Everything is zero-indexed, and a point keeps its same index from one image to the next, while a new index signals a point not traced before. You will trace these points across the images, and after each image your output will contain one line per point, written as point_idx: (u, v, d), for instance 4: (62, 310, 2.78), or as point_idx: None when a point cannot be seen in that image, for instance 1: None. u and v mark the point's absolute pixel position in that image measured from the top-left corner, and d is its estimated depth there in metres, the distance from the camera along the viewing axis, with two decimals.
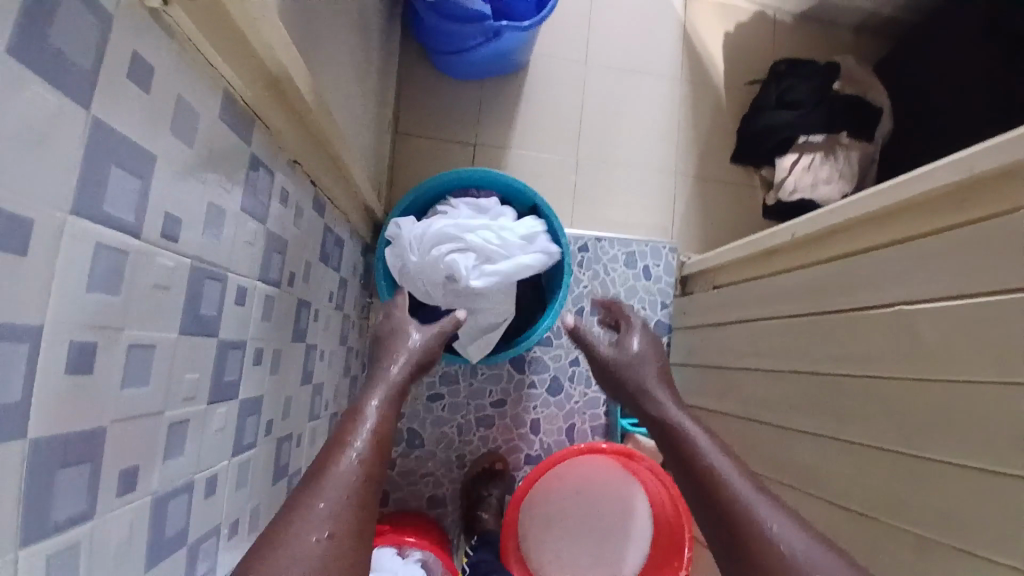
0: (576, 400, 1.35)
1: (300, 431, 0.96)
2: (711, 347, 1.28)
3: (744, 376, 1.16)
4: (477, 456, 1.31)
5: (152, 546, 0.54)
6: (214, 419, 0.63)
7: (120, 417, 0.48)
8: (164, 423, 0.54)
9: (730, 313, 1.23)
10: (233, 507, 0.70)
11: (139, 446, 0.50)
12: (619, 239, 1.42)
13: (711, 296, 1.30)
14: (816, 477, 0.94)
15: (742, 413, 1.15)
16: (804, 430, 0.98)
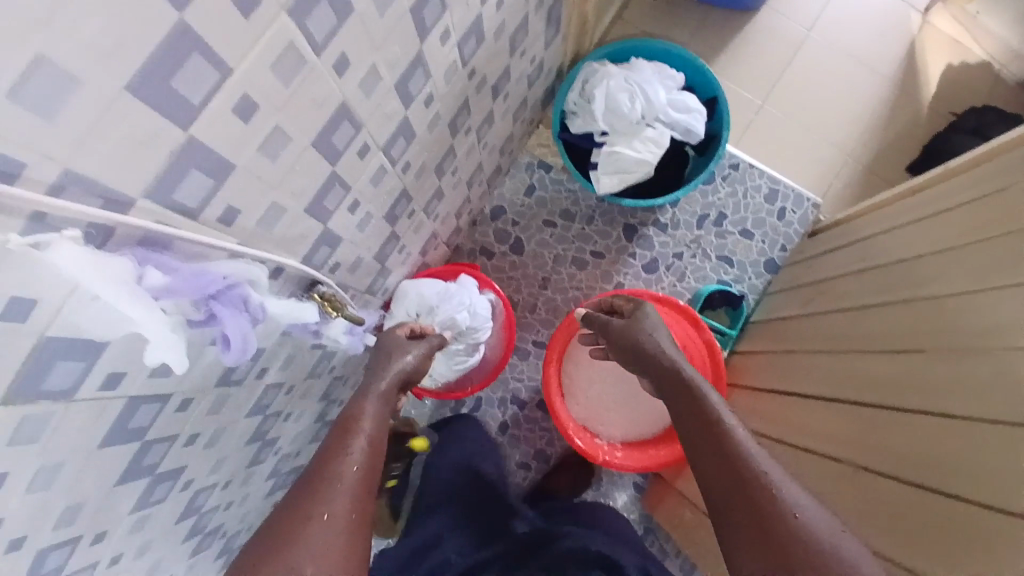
0: (663, 286, 1.49)
1: (439, 193, 1.11)
2: (809, 272, 1.36)
3: (829, 291, 1.25)
4: (559, 286, 1.49)
5: (311, 206, 0.68)
6: (379, 144, 0.75)
7: (309, 109, 0.56)
8: (338, 119, 0.62)
9: (842, 250, 1.28)
10: (365, 206, 0.83)
11: (325, 127, 0.61)
12: (769, 175, 1.54)
13: (834, 233, 1.37)
14: (861, 389, 0.99)
15: (811, 320, 1.25)
16: (859, 346, 1.05)
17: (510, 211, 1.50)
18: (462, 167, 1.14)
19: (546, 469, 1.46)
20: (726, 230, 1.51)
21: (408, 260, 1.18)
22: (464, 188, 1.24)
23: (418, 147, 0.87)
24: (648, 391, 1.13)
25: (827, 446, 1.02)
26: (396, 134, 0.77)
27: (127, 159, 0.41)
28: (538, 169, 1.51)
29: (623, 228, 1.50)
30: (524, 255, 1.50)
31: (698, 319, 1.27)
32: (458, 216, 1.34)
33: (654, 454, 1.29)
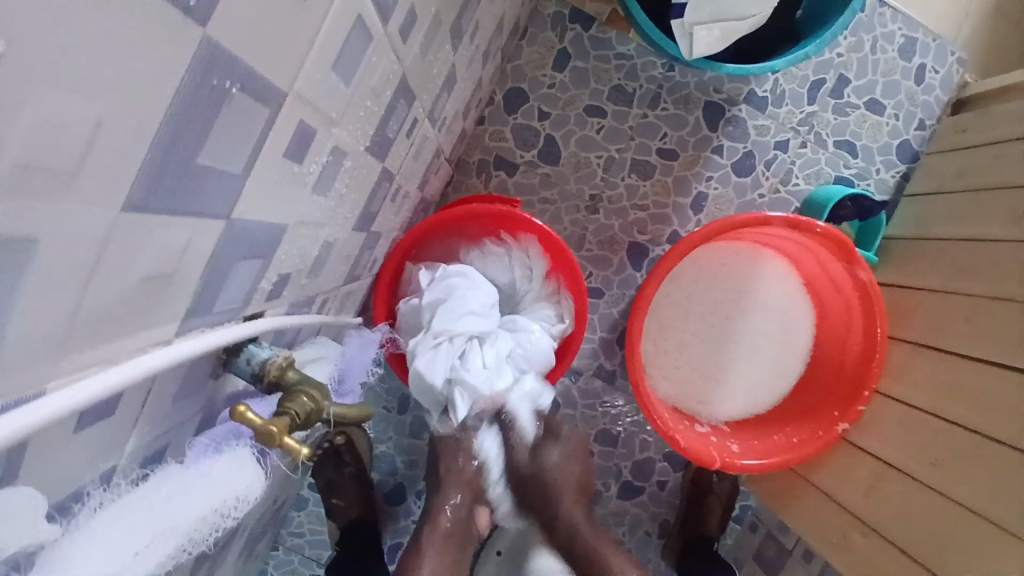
0: (760, 194, 1.01)
1: (446, 111, 0.66)
2: (960, 174, 0.89)
3: (955, 197, 0.89)
4: (615, 205, 1.01)
5: (148, 418, 0.28)
6: (287, 26, 0.22)
7: (151, 8, 0.16)
8: (232, 84, 0.21)
9: (992, 146, 0.85)
10: (284, 195, 0.31)
11: (212, 96, 0.20)
12: (907, 14, 0.99)
13: (970, 119, 0.93)
14: (962, 406, 0.72)
15: (966, 197, 0.86)
16: (987, 298, 0.75)
17: (532, 98, 0.98)
18: (484, 26, 0.62)
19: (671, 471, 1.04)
20: (847, 101, 1.00)
21: (378, 248, 0.68)
22: (444, 103, 0.62)
23: (439, 19, 0.43)
24: (761, 465, 0.85)
25: (920, 398, 0.79)
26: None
27: None
28: (572, 28, 0.97)
29: (705, 108, 0.99)
30: (560, 165, 1.00)
31: (851, 250, 0.83)
32: (465, 115, 0.83)
33: (789, 445, 0.88)
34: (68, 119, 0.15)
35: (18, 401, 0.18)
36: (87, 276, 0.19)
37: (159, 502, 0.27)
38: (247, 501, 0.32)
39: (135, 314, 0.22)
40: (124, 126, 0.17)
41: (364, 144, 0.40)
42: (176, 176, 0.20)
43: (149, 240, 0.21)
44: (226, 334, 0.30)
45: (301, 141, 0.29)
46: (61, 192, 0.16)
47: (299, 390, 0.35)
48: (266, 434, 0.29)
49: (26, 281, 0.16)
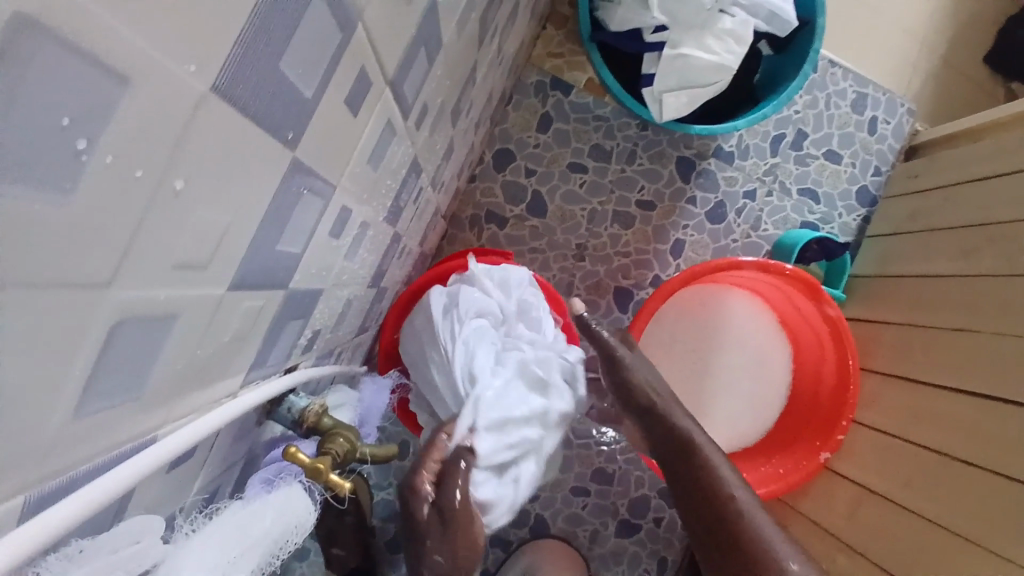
0: (734, 238, 1.09)
1: (443, 176, 0.72)
2: (913, 216, 0.98)
3: (910, 238, 0.97)
4: (601, 252, 1.07)
5: (214, 459, 0.33)
6: (339, 139, 0.28)
7: (274, 149, 0.22)
8: (304, 188, 0.27)
9: (940, 190, 0.94)
10: (322, 265, 0.36)
11: (291, 199, 0.26)
12: (855, 73, 1.10)
13: (919, 165, 1.02)
14: (929, 430, 0.78)
15: (921, 236, 0.94)
16: (946, 327, 0.81)
17: (519, 157, 1.06)
18: (477, 100, 0.70)
19: None
20: (806, 152, 1.10)
21: (384, 301, 0.73)
22: (443, 169, 0.69)
23: (443, 103, 0.50)
24: (750, 497, 0.89)
25: (892, 424, 0.85)
26: (412, 50, 0.33)
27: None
28: (553, 93, 1.06)
29: (677, 162, 1.08)
30: (547, 218, 1.07)
31: (818, 288, 0.90)
32: (458, 176, 0.90)
33: (775, 475, 0.93)
34: (213, 227, 0.20)
35: (144, 440, 0.23)
36: (198, 341, 0.23)
37: (232, 530, 0.30)
38: (303, 529, 0.36)
39: (222, 366, 0.28)
40: (240, 229, 0.22)
41: (381, 215, 0.46)
42: (259, 259, 0.25)
43: (237, 308, 0.26)
44: (270, 387, 0.35)
45: (342, 220, 0.36)
46: (208, 276, 0.21)
47: (335, 433, 0.40)
48: (315, 471, 0.35)
49: (167, 345, 0.21)
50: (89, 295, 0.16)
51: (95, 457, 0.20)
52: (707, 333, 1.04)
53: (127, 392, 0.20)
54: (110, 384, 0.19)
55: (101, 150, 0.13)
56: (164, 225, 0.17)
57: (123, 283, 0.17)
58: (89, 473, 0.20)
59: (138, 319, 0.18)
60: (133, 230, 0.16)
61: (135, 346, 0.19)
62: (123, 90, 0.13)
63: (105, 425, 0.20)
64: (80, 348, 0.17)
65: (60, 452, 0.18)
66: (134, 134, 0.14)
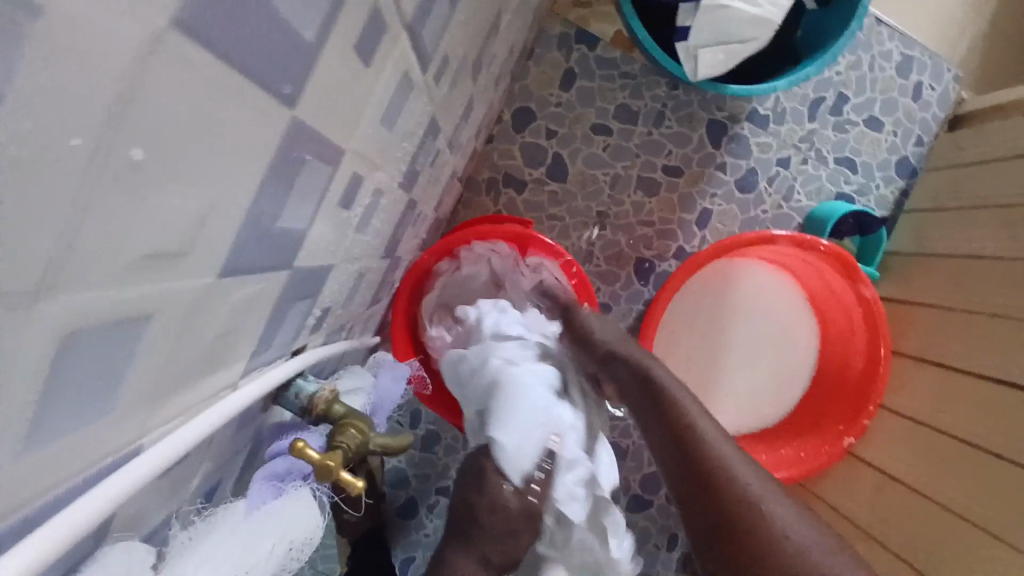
0: (764, 209, 1.03)
1: (461, 136, 0.67)
2: (958, 190, 0.91)
3: (953, 215, 0.91)
4: (623, 221, 1.02)
5: (214, 454, 0.30)
6: (347, 96, 0.23)
7: (265, 105, 0.17)
8: (305, 156, 0.22)
9: (990, 164, 0.87)
10: (327, 241, 0.32)
11: (290, 168, 0.21)
12: (904, 33, 1.01)
13: (967, 135, 0.95)
14: (963, 419, 0.74)
15: (967, 211, 0.87)
16: (987, 311, 0.77)
17: (540, 116, 1.00)
18: (499, 53, 0.64)
19: None
20: (847, 118, 1.02)
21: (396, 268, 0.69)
22: (460, 130, 0.64)
23: (464, 55, 0.44)
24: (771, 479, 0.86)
25: (924, 411, 0.81)
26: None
27: None
28: (578, 47, 0.98)
29: (708, 126, 1.01)
30: (567, 183, 1.01)
31: (855, 266, 0.84)
32: (476, 135, 0.84)
33: (796, 458, 0.90)
34: (193, 207, 0.16)
35: (121, 455, 0.20)
36: (181, 340, 0.20)
37: (233, 546, 0.27)
38: (313, 538, 0.33)
39: (215, 361, 0.24)
40: (229, 210, 0.18)
41: (394, 181, 0.41)
42: (255, 238, 0.21)
43: (229, 297, 0.22)
44: (275, 375, 0.31)
45: (351, 189, 0.31)
46: (190, 264, 0.17)
47: (346, 423, 0.37)
48: (326, 471, 0.32)
49: (140, 350, 0.17)
50: (18, 306, 0.12)
51: (55, 486, 0.17)
52: (731, 309, 1.00)
53: (92, 409, 0.16)
54: (67, 406, 0.15)
55: (6, 111, 0.09)
56: (120, 207, 0.13)
57: (67, 285, 0.13)
58: (48, 504, 0.17)
59: (92, 326, 0.14)
60: (73, 218, 0.12)
61: (95, 357, 0.15)
62: (30, 19, 0.09)
63: (64, 449, 0.16)
64: (19, 370, 0.13)
65: (7, 489, 0.15)
66: (61, 90, 0.10)
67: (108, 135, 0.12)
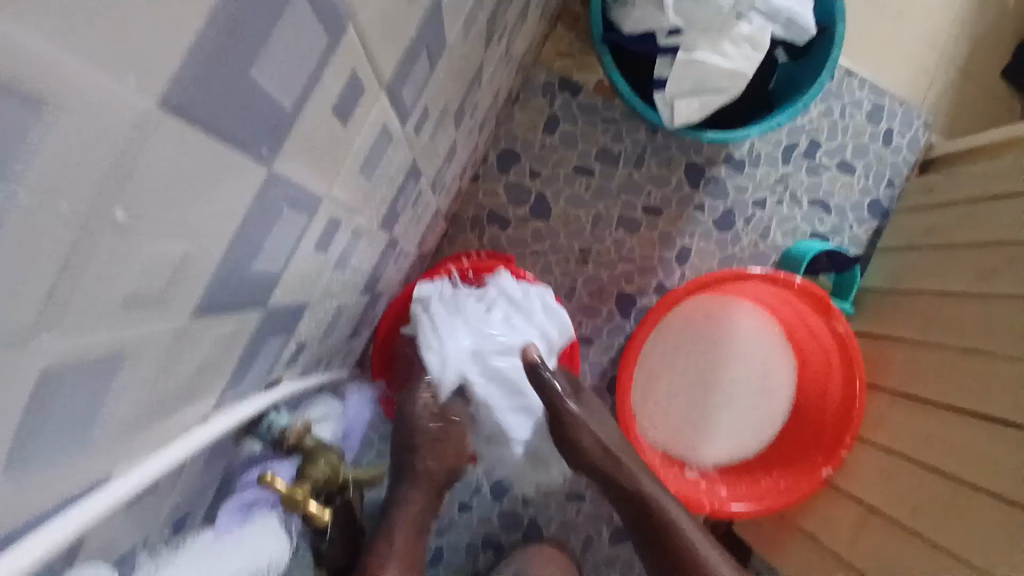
0: (742, 248, 1.06)
1: (446, 178, 0.70)
2: (928, 231, 0.95)
3: (923, 255, 0.94)
4: (604, 258, 1.05)
5: (188, 484, 0.31)
6: (325, 152, 0.26)
7: (243, 167, 0.19)
8: (282, 207, 0.24)
9: (956, 208, 0.91)
10: (307, 282, 0.34)
11: (266, 218, 0.23)
12: (872, 83, 1.07)
13: (935, 179, 1.00)
14: (937, 455, 0.76)
15: (936, 252, 0.91)
16: (958, 349, 0.79)
17: (524, 157, 1.03)
18: (482, 101, 0.67)
19: None
20: (819, 161, 1.07)
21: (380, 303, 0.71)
22: (445, 172, 0.66)
23: (446, 105, 0.47)
24: (751, 514, 0.87)
25: (899, 446, 0.83)
26: (411, 54, 0.31)
27: None
28: (562, 92, 1.03)
29: (687, 168, 1.05)
30: (551, 221, 1.04)
31: (829, 303, 0.87)
32: (461, 175, 0.87)
33: (775, 492, 0.91)
34: (170, 259, 0.17)
35: (90, 487, 0.21)
36: (159, 377, 0.21)
37: (203, 572, 0.28)
38: (277, 568, 0.33)
39: (192, 396, 0.25)
40: (207, 257, 0.20)
41: (375, 224, 0.43)
42: (231, 282, 0.23)
43: (204, 337, 0.23)
44: (246, 410, 0.33)
45: (330, 233, 0.33)
46: (170, 306, 0.19)
47: (318, 454, 0.38)
48: (293, 499, 0.33)
49: (117, 389, 0.19)
50: (9, 348, 0.13)
51: (34, 513, 0.18)
52: (711, 344, 1.02)
53: (71, 442, 0.18)
54: (50, 437, 0.16)
55: (11, 188, 0.11)
56: (106, 261, 0.15)
57: (51, 329, 0.14)
58: (21, 531, 0.18)
59: (77, 364, 0.16)
60: (57, 274, 0.13)
61: (73, 397, 0.17)
62: (34, 113, 0.11)
63: (44, 477, 0.18)
64: (5, 404, 0.14)
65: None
66: (60, 167, 0.12)
67: (101, 202, 0.14)
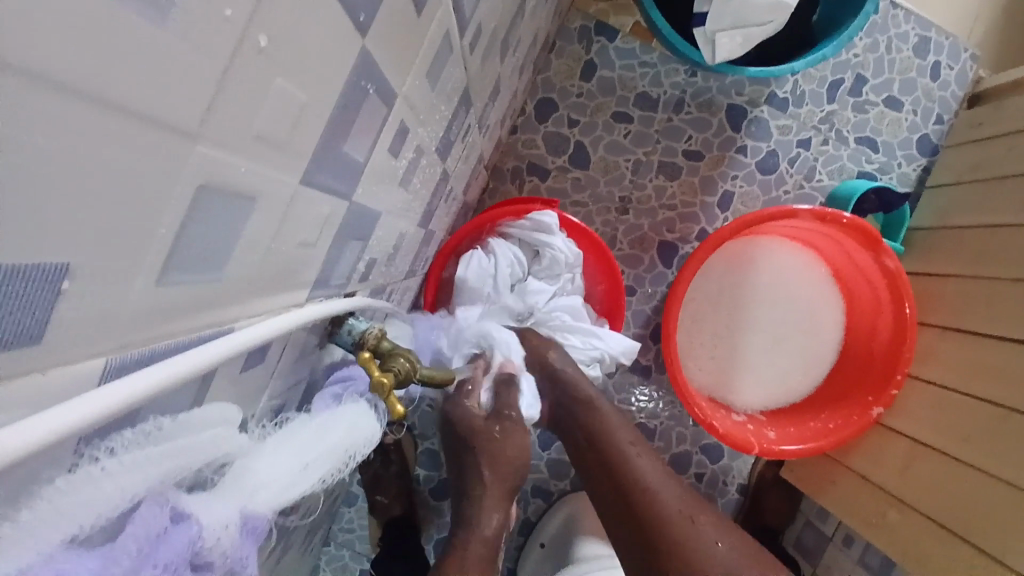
0: (785, 190, 1.04)
1: (489, 120, 0.70)
2: (977, 163, 0.92)
3: (973, 188, 0.91)
4: (645, 205, 1.05)
5: (282, 368, 0.34)
6: (401, 44, 0.27)
7: (344, 30, 0.21)
8: (368, 92, 0.26)
9: (1008, 136, 0.87)
10: (378, 190, 0.36)
11: (355, 98, 0.25)
12: (922, 12, 1.02)
13: (985, 109, 0.96)
14: (990, 381, 0.74)
15: (988, 179, 0.88)
16: (1011, 276, 0.77)
17: (562, 107, 1.03)
18: (524, 39, 0.68)
19: (710, 464, 1.04)
20: (866, 98, 1.03)
21: (430, 247, 0.73)
22: (489, 113, 0.67)
23: (493, 31, 0.48)
24: (801, 450, 0.87)
25: (950, 378, 0.81)
26: None
27: (81, 330, 0.16)
28: (598, 38, 1.02)
29: (727, 110, 1.03)
30: (590, 169, 1.05)
31: (878, 239, 0.85)
32: (501, 124, 0.88)
33: (825, 431, 0.90)
34: (290, 103, 0.19)
35: (217, 330, 0.23)
36: (271, 237, 0.23)
37: (303, 437, 0.31)
38: (370, 445, 0.36)
39: (294, 273, 0.28)
40: (315, 115, 0.22)
41: (432, 145, 0.45)
42: (328, 156, 0.25)
43: (306, 208, 0.25)
44: (336, 304, 0.35)
45: (399, 140, 0.35)
46: (284, 158, 0.21)
47: (395, 354, 0.40)
48: (380, 386, 0.37)
49: (245, 228, 0.21)
50: (178, 143, 0.15)
51: (178, 336, 0.21)
52: (755, 287, 1.01)
53: (210, 271, 0.20)
54: (194, 257, 0.18)
55: None
56: (247, 82, 0.17)
57: (206, 139, 0.16)
58: (171, 349, 0.20)
59: (220, 188, 0.18)
60: (214, 82, 0.15)
61: (215, 222, 0.19)
62: None
63: (189, 301, 0.20)
64: (171, 209, 0.16)
65: (142, 323, 0.18)
66: None
67: (248, 21, 0.15)
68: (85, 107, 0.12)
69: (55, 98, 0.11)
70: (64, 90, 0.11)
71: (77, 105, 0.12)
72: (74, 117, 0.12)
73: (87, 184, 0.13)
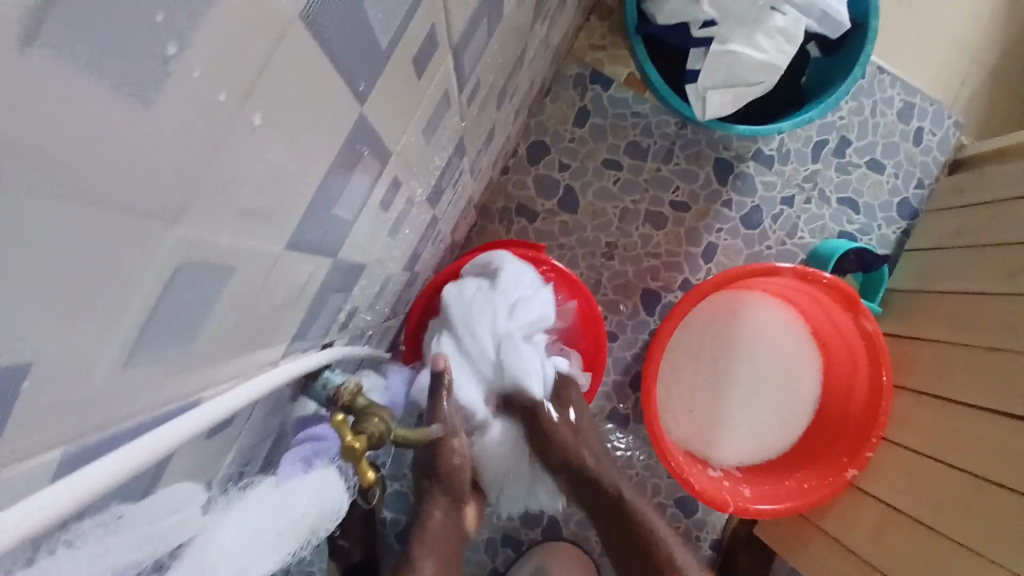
0: (768, 244, 1.06)
1: (481, 163, 0.70)
2: (956, 231, 0.94)
3: (951, 256, 0.93)
4: (631, 252, 1.05)
5: (249, 427, 0.32)
6: (399, 105, 0.26)
7: (343, 99, 0.20)
8: (362, 153, 0.25)
9: (984, 207, 0.90)
10: (364, 242, 0.34)
11: (348, 162, 0.24)
12: (904, 82, 1.06)
13: (964, 178, 0.99)
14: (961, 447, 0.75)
15: (965, 246, 0.90)
16: (989, 346, 0.77)
17: (553, 149, 1.04)
18: (521, 87, 0.68)
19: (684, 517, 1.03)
20: (849, 160, 1.06)
21: (414, 285, 0.72)
22: (482, 156, 0.67)
23: (492, 83, 0.48)
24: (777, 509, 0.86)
25: (926, 444, 0.82)
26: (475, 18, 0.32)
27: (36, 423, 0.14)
28: (593, 86, 1.04)
29: (715, 164, 1.05)
30: (578, 214, 1.05)
31: (856, 300, 0.86)
32: (493, 165, 0.88)
33: (801, 491, 0.90)
34: (281, 174, 0.18)
35: (184, 403, 0.22)
36: (249, 303, 0.22)
37: (272, 506, 0.29)
38: (337, 517, 0.34)
39: (269, 333, 0.27)
40: (305, 183, 0.21)
41: (424, 194, 0.44)
42: (316, 218, 0.24)
43: (288, 271, 0.24)
44: (309, 360, 0.34)
45: (391, 193, 0.34)
46: (268, 227, 0.20)
47: (370, 412, 0.37)
48: (352, 451, 0.35)
49: (221, 299, 0.20)
50: (156, 227, 0.14)
51: (140, 414, 0.19)
52: (736, 339, 1.02)
53: (181, 347, 0.19)
54: (164, 335, 0.17)
55: (182, 61, 0.12)
56: (235, 160, 0.16)
57: (184, 220, 0.15)
58: (132, 431, 0.19)
59: (198, 265, 0.17)
60: (200, 163, 0.14)
61: (190, 297, 0.17)
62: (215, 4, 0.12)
63: (155, 378, 0.19)
64: (142, 293, 0.15)
65: (102, 407, 0.17)
66: (226, 54, 0.13)
67: (242, 103, 0.15)
68: (60, 204, 0.11)
69: (30, 199, 0.10)
70: (39, 191, 0.11)
71: (52, 206, 0.11)
72: (52, 217, 0.11)
73: (56, 280, 0.12)
